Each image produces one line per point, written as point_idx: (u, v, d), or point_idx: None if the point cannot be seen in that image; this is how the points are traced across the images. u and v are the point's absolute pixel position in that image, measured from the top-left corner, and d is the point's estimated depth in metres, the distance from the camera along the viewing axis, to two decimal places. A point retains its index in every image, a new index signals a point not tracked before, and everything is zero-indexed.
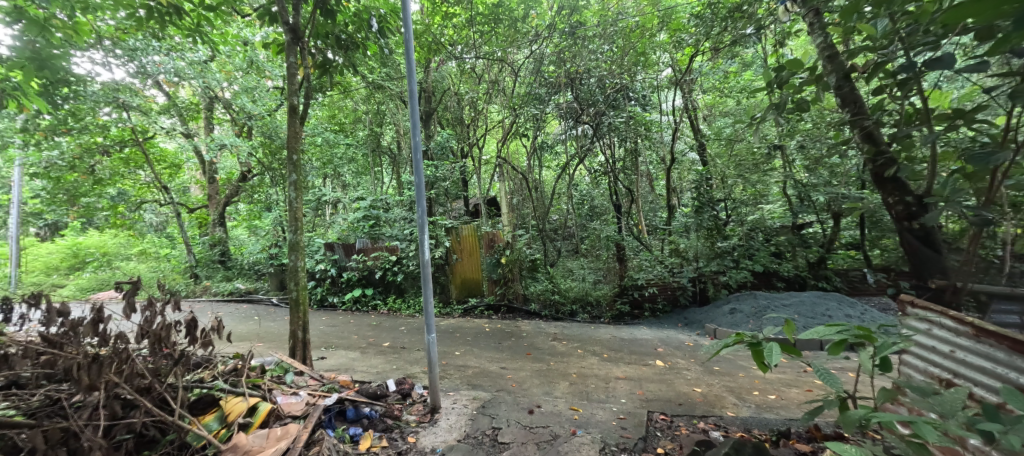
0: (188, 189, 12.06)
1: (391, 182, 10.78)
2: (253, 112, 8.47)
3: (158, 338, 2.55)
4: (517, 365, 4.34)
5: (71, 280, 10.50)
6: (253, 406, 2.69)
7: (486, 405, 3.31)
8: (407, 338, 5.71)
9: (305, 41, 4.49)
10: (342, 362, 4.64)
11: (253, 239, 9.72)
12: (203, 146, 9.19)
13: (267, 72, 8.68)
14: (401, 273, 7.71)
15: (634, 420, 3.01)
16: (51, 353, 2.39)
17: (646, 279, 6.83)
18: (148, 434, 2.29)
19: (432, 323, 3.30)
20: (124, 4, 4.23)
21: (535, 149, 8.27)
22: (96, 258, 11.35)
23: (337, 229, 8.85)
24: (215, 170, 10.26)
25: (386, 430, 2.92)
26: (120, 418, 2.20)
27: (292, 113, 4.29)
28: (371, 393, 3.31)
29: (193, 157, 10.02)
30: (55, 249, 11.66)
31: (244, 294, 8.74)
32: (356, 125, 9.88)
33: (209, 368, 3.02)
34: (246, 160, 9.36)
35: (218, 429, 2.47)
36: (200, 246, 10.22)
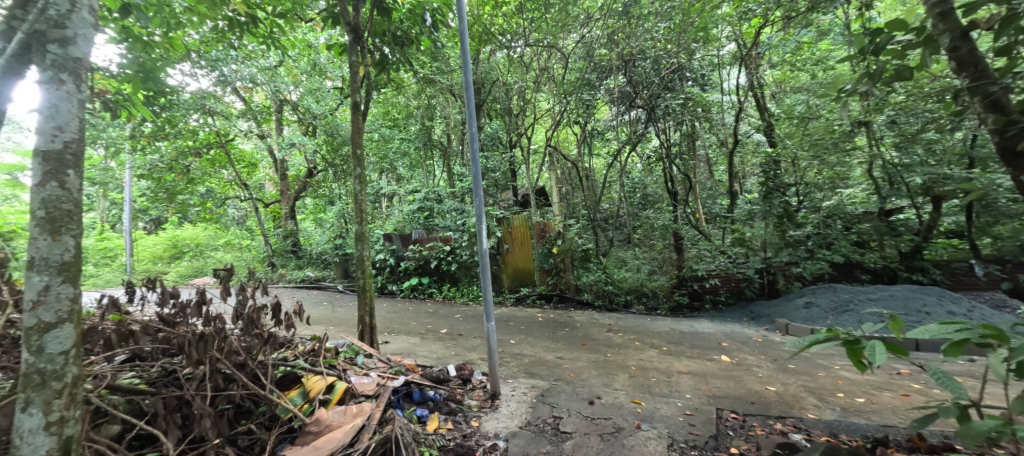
0: (264, 186, 13.12)
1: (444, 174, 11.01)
2: (317, 112, 9.12)
3: (250, 320, 2.78)
4: (573, 355, 4.30)
5: (173, 268, 11.87)
6: (331, 385, 2.90)
7: (545, 393, 3.33)
8: (463, 325, 5.86)
9: (365, 40, 4.67)
10: (404, 347, 4.88)
11: (320, 231, 10.45)
12: (275, 145, 9.96)
13: (328, 73, 9.20)
14: (455, 262, 7.92)
15: (702, 417, 2.88)
16: (166, 330, 2.70)
17: (706, 271, 6.52)
18: (245, 406, 2.55)
19: (492, 312, 3.35)
20: (209, 18, 4.69)
21: (586, 137, 8.03)
22: (192, 249, 12.67)
23: (394, 220, 9.20)
24: (285, 167, 10.97)
25: (451, 413, 3.03)
26: (222, 391, 2.45)
27: (355, 110, 4.49)
28: (434, 377, 3.44)
29: (267, 156, 10.88)
30: (159, 241, 13.19)
31: (313, 281, 9.41)
32: (408, 120, 10.07)
33: (291, 348, 3.26)
34: (313, 157, 10.01)
35: (302, 404, 2.71)
36: (275, 237, 11.03)
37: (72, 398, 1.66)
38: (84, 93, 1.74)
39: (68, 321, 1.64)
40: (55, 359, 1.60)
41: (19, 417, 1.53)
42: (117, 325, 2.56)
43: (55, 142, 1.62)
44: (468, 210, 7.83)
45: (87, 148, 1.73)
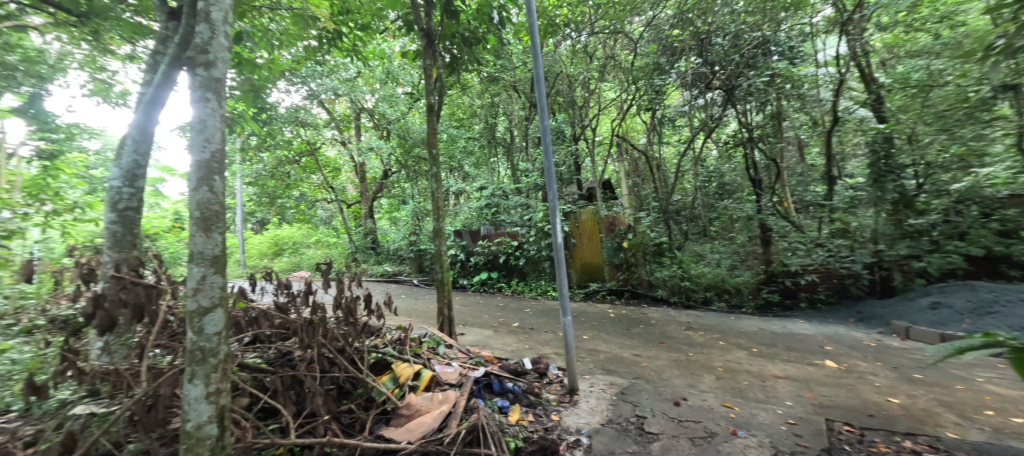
0: (347, 188, 14.23)
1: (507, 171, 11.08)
2: (391, 116, 9.75)
3: (348, 309, 3.01)
4: (652, 353, 4.13)
5: (275, 263, 13.35)
6: (418, 372, 3.08)
7: (626, 391, 3.23)
8: (534, 320, 5.88)
9: (436, 43, 4.84)
10: (479, 338, 5.02)
11: (396, 228, 11.10)
12: (356, 150, 10.74)
13: (400, 79, 9.69)
14: (522, 257, 7.98)
15: (809, 428, 2.61)
16: (280, 316, 3.03)
17: (801, 265, 5.91)
18: (345, 387, 2.79)
19: (568, 306, 3.32)
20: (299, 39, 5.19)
21: (656, 125, 7.64)
22: (290, 246, 14.11)
23: (462, 217, 9.45)
24: (364, 170, 11.73)
25: (531, 405, 3.07)
26: (326, 372, 2.71)
27: (430, 112, 4.68)
28: (512, 369, 3.51)
29: (349, 161, 11.77)
30: (263, 240, 14.88)
31: (391, 275, 10.03)
32: (473, 119, 10.25)
33: (381, 336, 3.51)
34: (389, 159, 10.63)
35: (393, 388, 2.91)
36: (358, 235, 11.91)
37: (224, 373, 1.88)
38: (224, 111, 1.97)
39: (219, 306, 1.83)
40: (211, 338, 1.80)
41: (188, 386, 1.76)
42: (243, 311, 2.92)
43: (204, 152, 1.85)
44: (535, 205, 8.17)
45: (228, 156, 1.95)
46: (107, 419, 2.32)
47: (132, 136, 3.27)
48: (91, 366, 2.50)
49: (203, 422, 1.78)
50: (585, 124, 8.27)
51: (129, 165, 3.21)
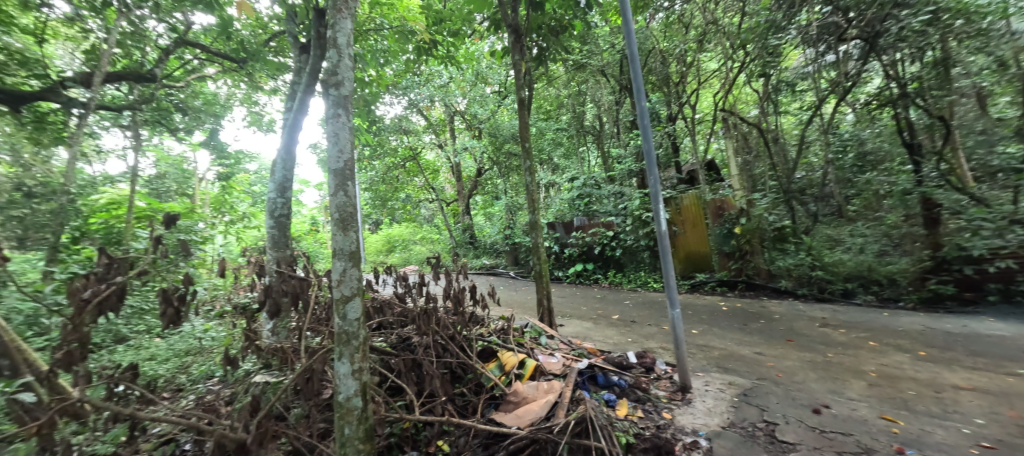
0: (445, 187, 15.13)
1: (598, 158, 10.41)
2: (482, 115, 10.20)
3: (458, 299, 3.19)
4: (779, 352, 3.71)
5: (388, 259, 14.77)
6: (522, 361, 3.19)
7: (750, 393, 2.96)
8: (636, 312, 5.67)
9: (524, 36, 4.87)
10: (579, 330, 5.00)
11: (492, 223, 11.51)
12: (452, 151, 11.34)
13: (489, 79, 9.97)
14: (619, 248, 7.73)
15: (1009, 453, 2.12)
16: (399, 305, 3.36)
17: (986, 250, 4.65)
18: (458, 372, 3.02)
19: (676, 298, 3.14)
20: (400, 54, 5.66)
21: (770, 95, 6.79)
22: (399, 244, 15.49)
23: (554, 209, 9.42)
24: (459, 169, 12.33)
25: (639, 401, 2.98)
26: (441, 357, 2.96)
27: (521, 106, 4.74)
28: (616, 362, 3.44)
29: (446, 162, 12.47)
30: (377, 239, 16.55)
31: (490, 268, 10.44)
32: (559, 111, 10.10)
33: (486, 325, 3.70)
34: (482, 157, 11.03)
35: (500, 375, 3.06)
36: (457, 231, 12.59)
37: (366, 352, 2.06)
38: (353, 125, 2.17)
39: (358, 295, 2.04)
40: (353, 323, 2.02)
41: (338, 364, 2.01)
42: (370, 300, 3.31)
43: (339, 161, 2.08)
44: (628, 193, 7.95)
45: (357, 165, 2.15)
46: (278, 386, 2.92)
47: (281, 156, 3.98)
48: (266, 345, 3.13)
49: (351, 394, 2.01)
50: (683, 102, 7.67)
51: (280, 180, 3.93)
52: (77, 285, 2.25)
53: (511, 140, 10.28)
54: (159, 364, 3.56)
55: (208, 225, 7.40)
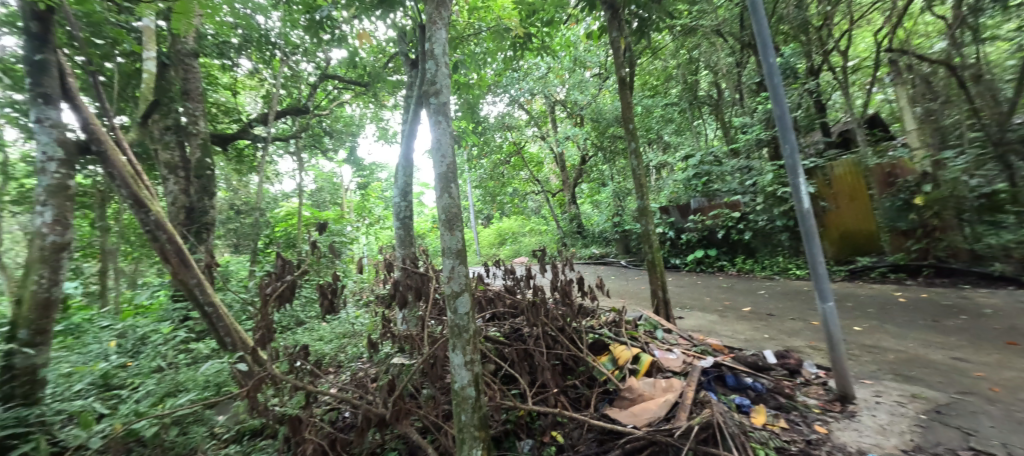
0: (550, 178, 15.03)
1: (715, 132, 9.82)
2: (582, 101, 9.83)
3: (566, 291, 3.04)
4: (991, 359, 2.82)
5: (500, 252, 15.34)
6: (636, 356, 2.94)
7: (945, 411, 2.29)
8: (775, 303, 4.91)
9: (621, 9, 4.47)
10: (702, 324, 4.49)
11: (600, 211, 11.11)
12: (555, 141, 11.19)
13: (588, 62, 9.55)
14: (748, 231, 6.82)
15: None
16: (509, 297, 3.35)
17: None
18: (568, 364, 2.93)
19: (828, 288, 2.57)
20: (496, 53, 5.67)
21: (960, 23, 5.23)
22: (511, 236, 15.94)
23: (666, 193, 8.58)
24: (563, 159, 12.13)
25: (781, 409, 2.53)
26: (551, 348, 2.90)
27: (622, 86, 4.40)
28: (749, 363, 2.96)
29: (548, 153, 12.38)
30: (488, 233, 17.26)
31: (599, 258, 10.13)
32: (668, 84, 9.23)
33: (596, 318, 3.52)
34: (584, 144, 10.67)
35: (613, 370, 2.87)
36: (563, 221, 12.32)
37: (476, 345, 2.01)
38: (452, 131, 2.11)
39: (466, 291, 2.00)
40: (463, 317, 1.98)
41: (452, 354, 1.98)
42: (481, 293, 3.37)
43: (442, 165, 2.06)
44: (757, 167, 6.88)
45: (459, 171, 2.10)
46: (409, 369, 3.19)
47: (401, 164, 4.34)
48: (398, 331, 3.46)
49: (466, 384, 1.96)
50: (827, 51, 6.36)
51: (402, 186, 4.30)
52: (262, 284, 3.01)
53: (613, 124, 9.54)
54: (325, 343, 4.31)
55: (349, 229, 8.55)
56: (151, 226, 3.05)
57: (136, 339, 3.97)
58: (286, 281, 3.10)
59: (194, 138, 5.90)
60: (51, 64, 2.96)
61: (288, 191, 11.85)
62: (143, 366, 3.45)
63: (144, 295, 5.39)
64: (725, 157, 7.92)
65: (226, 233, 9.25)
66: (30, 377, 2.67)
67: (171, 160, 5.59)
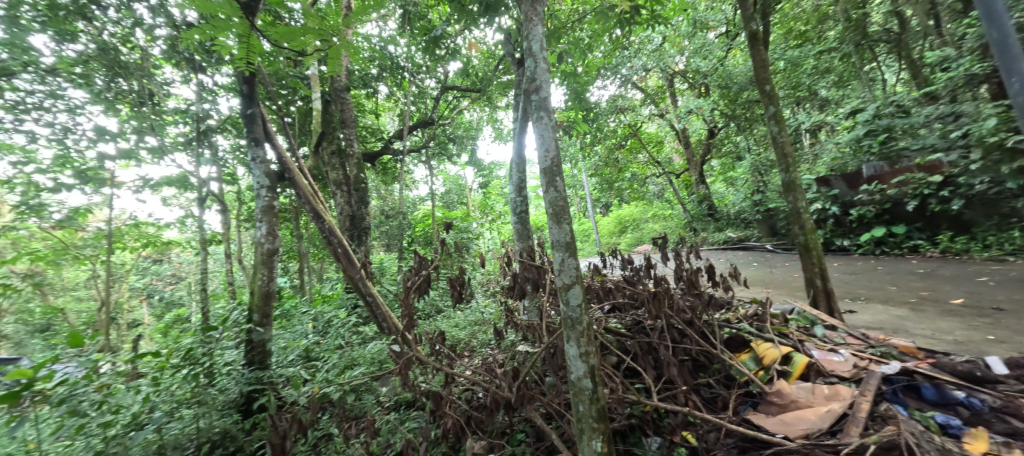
0: (674, 158, 13.80)
1: (897, 75, 8.32)
2: (706, 68, 8.64)
3: (691, 282, 2.76)
4: None
5: (622, 240, 14.76)
6: (787, 355, 2.57)
7: None
8: (1001, 295, 3.73)
9: None
10: (884, 320, 3.65)
11: (737, 190, 9.81)
12: (676, 118, 10.17)
13: (711, 22, 8.39)
14: (956, 199, 5.35)
15: None
16: (629, 287, 3.18)
17: None
18: (700, 361, 2.72)
19: None
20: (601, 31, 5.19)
21: None
22: (633, 224, 15.14)
23: (826, 159, 7.41)
24: (688, 135, 10.92)
25: (1012, 435, 1.93)
26: (679, 343, 2.73)
27: (753, 41, 3.82)
28: (959, 371, 2.31)
29: (670, 131, 11.33)
30: (609, 221, 16.68)
31: (737, 242, 9.02)
32: (821, 29, 7.59)
33: (732, 310, 3.17)
34: (712, 116, 9.46)
35: (756, 370, 2.57)
36: (692, 203, 11.10)
37: (590, 337, 1.91)
38: (555, 125, 2.06)
39: (577, 282, 1.93)
40: (575, 309, 1.91)
41: (567, 346, 1.94)
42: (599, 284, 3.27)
43: (546, 159, 2.02)
44: (969, 111, 5.40)
45: (563, 162, 2.03)
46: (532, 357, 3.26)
47: (514, 160, 4.44)
48: (520, 320, 3.56)
49: (581, 375, 1.89)
50: None
51: (517, 180, 4.40)
52: (403, 276, 3.38)
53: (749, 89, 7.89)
54: (460, 329, 4.71)
55: (476, 225, 9.17)
56: (326, 232, 3.67)
57: (324, 322, 4.94)
58: (422, 276, 3.38)
59: (351, 159, 6.99)
60: (258, 114, 3.85)
61: (423, 196, 13.24)
62: (329, 343, 4.34)
63: (326, 288, 6.63)
64: (915, 105, 6.26)
65: (381, 235, 10.84)
66: (262, 348, 3.69)
67: (338, 177, 6.76)
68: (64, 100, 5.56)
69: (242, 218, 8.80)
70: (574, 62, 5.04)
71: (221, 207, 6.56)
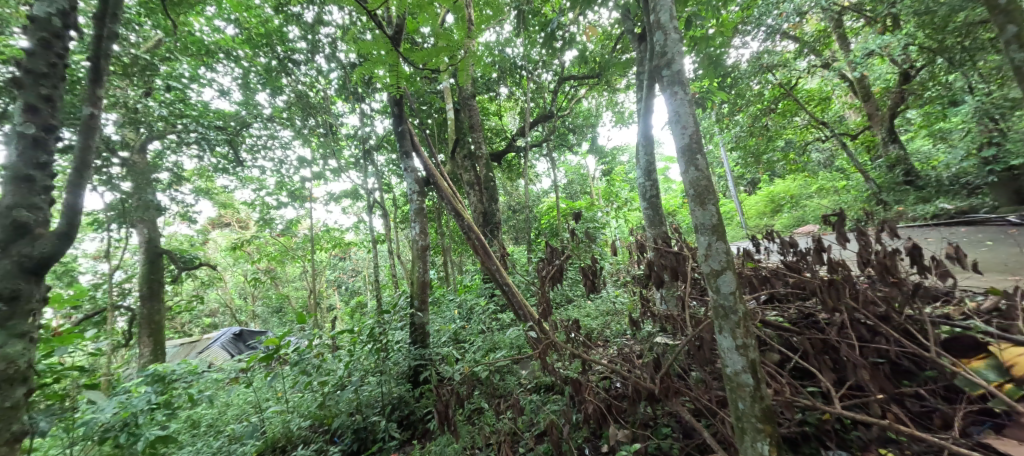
0: (846, 117, 11.22)
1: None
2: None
3: (884, 267, 2.27)
4: None
5: (777, 220, 12.73)
6: None
7: None
8: None
9: None
10: None
11: (951, 148, 7.49)
12: (848, 68, 8.10)
13: None
14: None
15: None
16: (795, 275, 2.78)
17: None
18: (903, 365, 2.26)
19: None
20: None
21: None
22: (789, 201, 12.99)
23: None
24: (867, 85, 8.64)
25: None
26: (868, 342, 2.33)
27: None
28: None
29: (839, 85, 9.13)
30: (759, 199, 14.52)
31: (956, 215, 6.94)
32: None
33: (954, 304, 2.51)
34: (903, 58, 7.27)
35: (999, 382, 1.99)
36: (878, 170, 8.74)
37: (748, 328, 1.74)
38: (690, 94, 1.91)
39: (729, 268, 1.76)
40: (728, 297, 1.76)
41: (720, 337, 1.80)
42: (755, 272, 2.95)
43: (684, 136, 1.89)
44: None
45: (703, 133, 1.87)
46: (675, 349, 3.09)
47: (641, 143, 4.24)
48: (659, 310, 3.41)
49: (739, 370, 1.73)
50: None
51: (645, 164, 4.19)
52: (538, 266, 3.52)
53: (970, 5, 5.63)
54: (592, 318, 4.72)
55: (602, 214, 9.05)
56: (466, 229, 4.03)
57: (468, 309, 5.41)
58: (555, 265, 3.47)
59: (479, 160, 7.45)
60: (405, 130, 4.37)
61: (549, 188, 13.53)
62: (473, 328, 4.78)
63: (468, 279, 7.31)
64: None
65: (511, 229, 11.52)
66: (422, 329, 4.23)
67: (470, 178, 7.44)
68: (277, 139, 7.30)
69: (398, 220, 10.11)
70: (704, 25, 4.53)
71: (383, 212, 7.63)
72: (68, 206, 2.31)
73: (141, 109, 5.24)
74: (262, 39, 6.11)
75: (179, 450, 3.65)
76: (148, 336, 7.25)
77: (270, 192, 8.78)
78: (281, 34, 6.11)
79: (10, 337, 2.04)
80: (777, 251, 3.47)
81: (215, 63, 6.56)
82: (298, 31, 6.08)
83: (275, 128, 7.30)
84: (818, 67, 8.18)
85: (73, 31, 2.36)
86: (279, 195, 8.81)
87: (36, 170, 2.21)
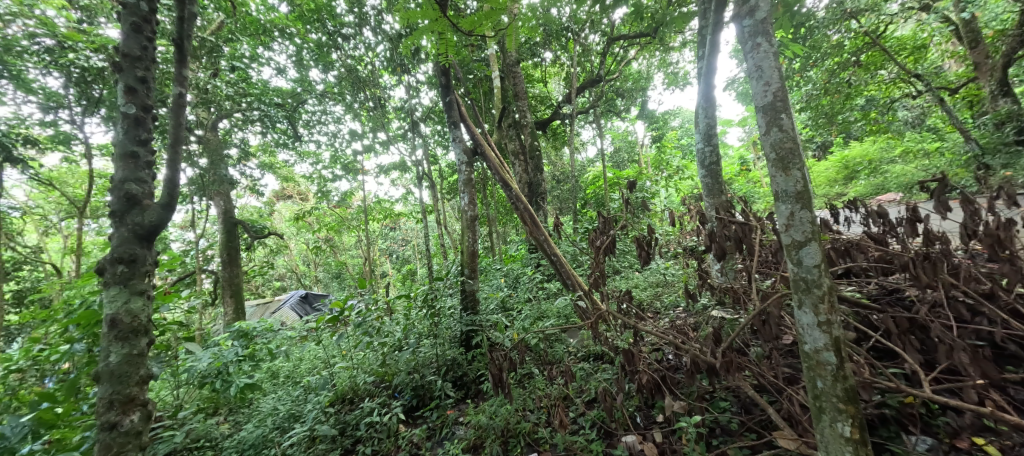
0: (945, 68, 9.76)
1: None
2: None
3: (996, 240, 2.01)
4: None
5: (852, 189, 11.55)
6: None
7: None
8: None
9: None
10: None
11: None
12: (952, 9, 6.97)
13: None
14: None
15: None
16: (879, 250, 2.53)
17: None
18: (1007, 349, 2.04)
19: None
20: None
21: None
22: (865, 167, 11.71)
23: None
24: (975, 29, 7.41)
25: None
26: (967, 323, 2.11)
27: None
28: None
29: (938, 31, 7.92)
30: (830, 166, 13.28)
31: None
32: None
33: None
34: None
35: None
36: (981, 130, 7.60)
37: (834, 304, 1.62)
38: (776, 47, 1.74)
39: (813, 239, 1.64)
40: (811, 270, 1.64)
41: (798, 312, 1.70)
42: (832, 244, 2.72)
43: (767, 95, 1.74)
44: None
45: (790, 90, 1.71)
46: (734, 323, 2.97)
47: (701, 106, 3.94)
48: (718, 283, 3.26)
49: (820, 347, 1.63)
50: None
51: (704, 129, 3.91)
52: (590, 236, 3.46)
53: None
54: (642, 290, 4.62)
55: (651, 184, 8.69)
56: (513, 199, 3.99)
57: (515, 278, 5.49)
58: (609, 236, 3.38)
59: (525, 129, 7.35)
60: (453, 100, 4.33)
61: (595, 157, 13.15)
62: (520, 296, 4.86)
63: (514, 248, 7.36)
64: None
65: (555, 199, 11.42)
66: (473, 296, 4.34)
67: (516, 148, 7.29)
68: (330, 114, 7.57)
69: (445, 190, 10.30)
70: None
71: (431, 183, 7.75)
72: (167, 180, 2.54)
73: (211, 89, 5.63)
74: (312, 14, 6.23)
75: (263, 396, 4.09)
76: (229, 296, 8.02)
77: (326, 166, 9.21)
78: (330, 9, 6.16)
79: (133, 294, 2.35)
80: (855, 222, 3.16)
81: (272, 42, 6.84)
82: (345, 4, 6.13)
83: (328, 104, 7.59)
84: (914, 10, 7.11)
85: (158, 14, 2.52)
86: (334, 168, 9.23)
87: (138, 146, 2.44)
